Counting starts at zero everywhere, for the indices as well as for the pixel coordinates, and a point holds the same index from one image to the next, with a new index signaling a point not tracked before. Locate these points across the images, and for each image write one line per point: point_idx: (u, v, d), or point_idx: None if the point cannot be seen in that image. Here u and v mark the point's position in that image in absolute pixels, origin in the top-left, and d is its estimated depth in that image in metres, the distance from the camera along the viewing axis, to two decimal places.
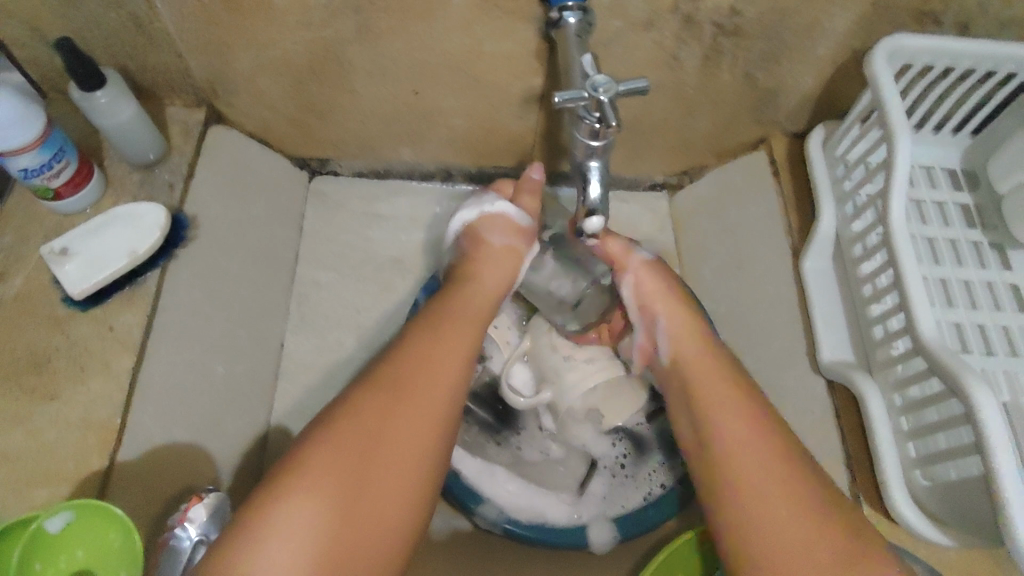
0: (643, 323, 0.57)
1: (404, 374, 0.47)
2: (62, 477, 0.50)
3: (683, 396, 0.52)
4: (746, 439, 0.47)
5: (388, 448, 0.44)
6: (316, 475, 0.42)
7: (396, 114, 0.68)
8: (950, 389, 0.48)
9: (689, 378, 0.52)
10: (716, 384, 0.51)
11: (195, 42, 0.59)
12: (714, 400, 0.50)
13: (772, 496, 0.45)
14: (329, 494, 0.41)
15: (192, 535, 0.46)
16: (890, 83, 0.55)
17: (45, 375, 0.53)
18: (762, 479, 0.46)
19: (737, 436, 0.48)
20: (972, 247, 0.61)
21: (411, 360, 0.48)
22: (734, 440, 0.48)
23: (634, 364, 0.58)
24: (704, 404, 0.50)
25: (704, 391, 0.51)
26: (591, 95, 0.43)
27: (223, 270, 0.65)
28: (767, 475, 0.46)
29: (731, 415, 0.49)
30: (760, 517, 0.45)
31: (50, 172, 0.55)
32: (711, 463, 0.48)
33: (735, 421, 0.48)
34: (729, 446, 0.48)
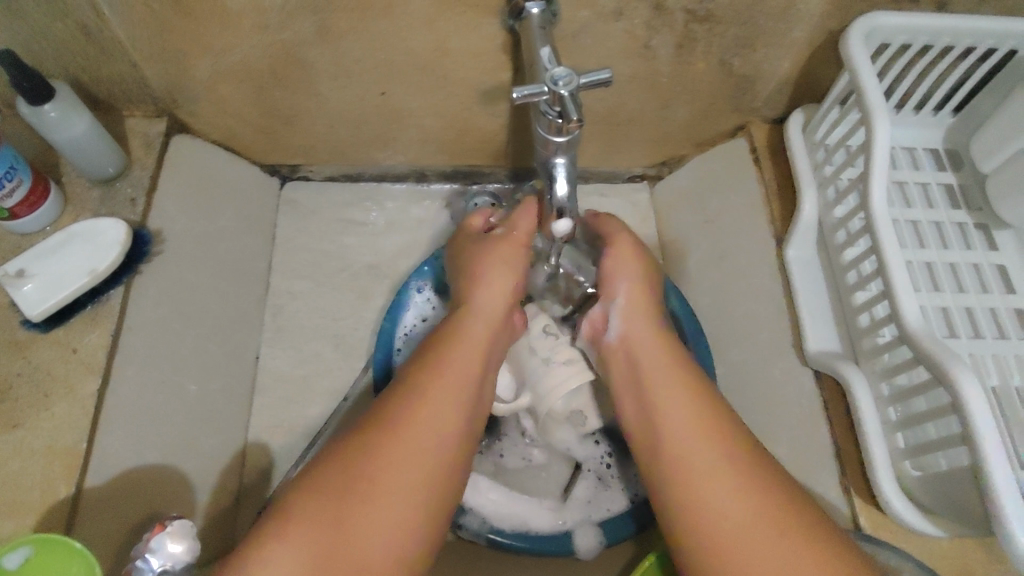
0: (603, 297, 0.54)
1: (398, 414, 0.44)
2: (25, 509, 0.48)
3: (630, 379, 0.50)
4: (690, 436, 0.45)
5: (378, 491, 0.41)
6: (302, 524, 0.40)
7: (365, 116, 0.66)
8: (936, 378, 0.47)
9: (635, 354, 0.51)
10: (659, 358, 0.50)
11: (150, 50, 0.56)
12: (663, 394, 0.48)
13: (737, 506, 0.41)
14: (316, 538, 0.39)
15: (153, 567, 0.43)
16: (867, 65, 0.53)
17: (4, 404, 0.51)
18: (710, 482, 0.43)
19: (684, 432, 0.45)
20: (957, 229, 0.60)
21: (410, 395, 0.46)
22: (676, 436, 0.45)
23: (582, 337, 0.56)
24: (652, 394, 0.48)
25: (652, 365, 0.50)
26: (551, 90, 0.41)
27: (193, 284, 0.63)
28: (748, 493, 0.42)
29: (683, 410, 0.46)
30: (704, 519, 0.42)
31: (2, 191, 0.53)
32: (653, 454, 0.46)
33: (683, 416, 0.46)
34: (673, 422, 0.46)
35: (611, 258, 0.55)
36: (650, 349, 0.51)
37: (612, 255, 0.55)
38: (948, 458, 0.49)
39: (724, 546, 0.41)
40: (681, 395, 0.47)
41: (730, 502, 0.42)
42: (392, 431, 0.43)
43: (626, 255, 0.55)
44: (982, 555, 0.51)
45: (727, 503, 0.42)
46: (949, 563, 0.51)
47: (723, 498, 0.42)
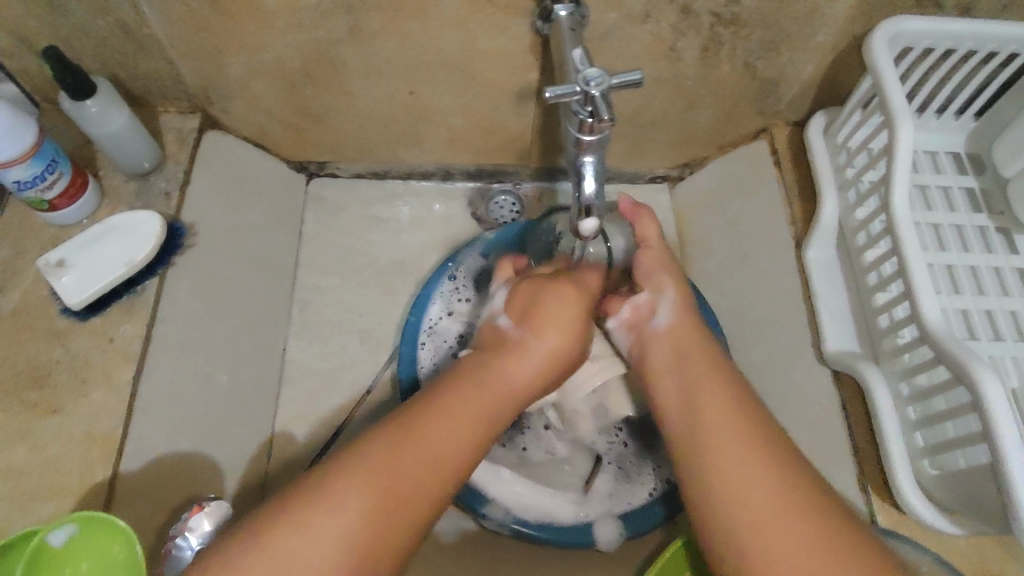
0: (649, 290, 0.57)
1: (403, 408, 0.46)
2: (66, 490, 0.49)
3: (674, 363, 0.52)
4: (726, 415, 0.47)
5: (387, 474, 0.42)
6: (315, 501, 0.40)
7: (393, 115, 0.67)
8: (956, 377, 0.47)
9: (674, 338, 0.54)
10: (706, 365, 0.51)
11: (187, 47, 0.58)
12: (699, 378, 0.50)
13: (768, 496, 0.43)
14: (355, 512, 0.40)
15: (192, 544, 0.45)
16: (890, 68, 0.54)
17: (45, 389, 0.53)
18: (737, 455, 0.45)
19: (718, 410, 0.48)
20: (978, 233, 0.60)
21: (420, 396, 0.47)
22: (710, 414, 0.48)
23: (620, 320, 0.57)
24: (693, 378, 0.50)
25: (698, 366, 0.51)
26: (583, 90, 0.42)
27: (224, 277, 0.64)
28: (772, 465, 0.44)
29: (719, 394, 0.49)
30: (730, 485, 0.44)
31: (44, 183, 0.55)
32: (687, 427, 0.48)
33: (717, 398, 0.48)
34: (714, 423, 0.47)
35: (647, 254, 0.59)
36: (692, 342, 0.53)
37: (654, 254, 0.60)
38: (967, 457, 0.50)
39: (746, 511, 0.43)
40: (717, 380, 0.50)
41: (750, 476, 0.44)
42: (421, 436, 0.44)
43: (662, 261, 0.59)
44: (999, 554, 0.52)
45: (750, 474, 0.44)
46: (967, 562, 0.52)
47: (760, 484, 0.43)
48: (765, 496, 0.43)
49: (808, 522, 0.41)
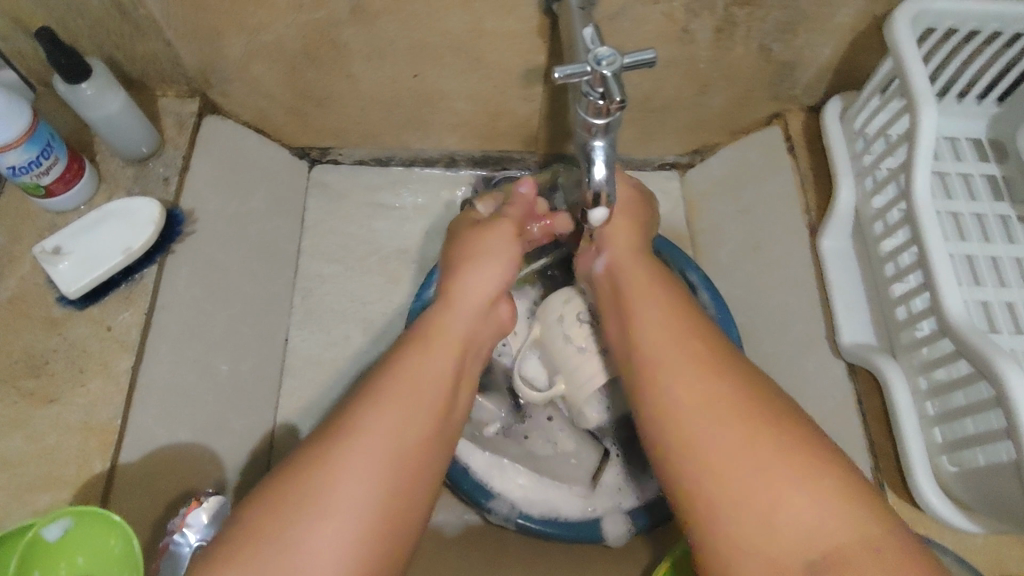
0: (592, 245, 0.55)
1: (387, 391, 0.42)
2: (63, 482, 0.49)
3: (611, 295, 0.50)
4: (662, 333, 0.45)
5: (387, 473, 0.39)
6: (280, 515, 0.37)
7: (397, 98, 0.65)
8: (979, 371, 0.45)
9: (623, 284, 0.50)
10: (643, 284, 0.49)
11: (185, 28, 0.56)
12: (664, 354, 0.43)
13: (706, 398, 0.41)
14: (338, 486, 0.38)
15: (191, 541, 0.44)
16: (912, 49, 0.52)
17: (41, 379, 0.52)
18: (674, 377, 0.42)
19: (687, 387, 0.41)
20: (1000, 222, 0.58)
21: (404, 381, 0.43)
22: (681, 395, 0.41)
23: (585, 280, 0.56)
24: (623, 303, 0.48)
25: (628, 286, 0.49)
26: (594, 69, 0.40)
27: (225, 266, 0.63)
28: (745, 441, 0.38)
29: (652, 314, 0.46)
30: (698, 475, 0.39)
31: (39, 168, 0.53)
32: (628, 359, 0.46)
33: (650, 310, 0.46)
34: (647, 336, 0.45)
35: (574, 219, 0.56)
36: (655, 309, 0.47)
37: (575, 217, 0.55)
38: (987, 454, 0.47)
39: (685, 423, 0.40)
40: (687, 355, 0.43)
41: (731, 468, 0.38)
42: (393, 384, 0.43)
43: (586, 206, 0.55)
44: (1018, 553, 0.50)
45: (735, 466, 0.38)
46: (985, 561, 0.50)
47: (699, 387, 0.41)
48: (702, 415, 0.40)
49: (753, 438, 0.38)
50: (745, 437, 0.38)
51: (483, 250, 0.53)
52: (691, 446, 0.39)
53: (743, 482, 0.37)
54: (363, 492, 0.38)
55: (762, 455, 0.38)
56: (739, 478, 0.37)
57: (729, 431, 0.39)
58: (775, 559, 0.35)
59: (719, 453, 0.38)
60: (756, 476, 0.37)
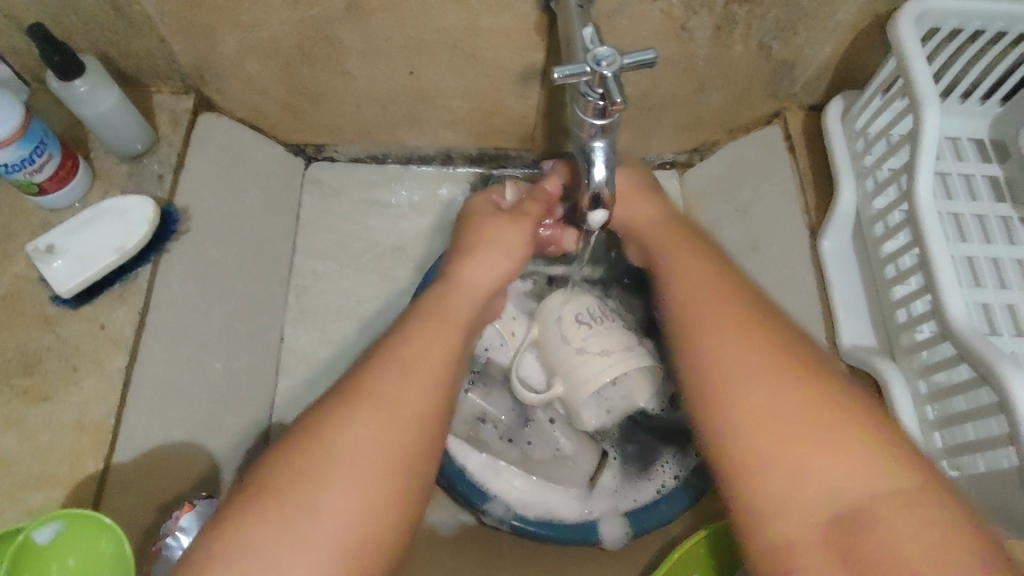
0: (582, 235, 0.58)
1: (396, 364, 0.42)
2: (57, 481, 0.49)
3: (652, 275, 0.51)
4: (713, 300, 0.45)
5: (381, 457, 0.38)
6: (271, 494, 0.36)
7: (394, 95, 0.65)
8: (979, 376, 0.45)
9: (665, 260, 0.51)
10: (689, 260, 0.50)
11: (179, 25, 0.56)
12: (711, 332, 0.44)
13: (754, 359, 0.41)
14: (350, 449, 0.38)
15: (181, 546, 0.45)
16: (916, 49, 0.51)
17: (35, 377, 0.52)
18: (719, 343, 0.43)
19: (740, 366, 0.41)
20: (1001, 224, 0.58)
21: (403, 364, 0.42)
22: (735, 374, 0.41)
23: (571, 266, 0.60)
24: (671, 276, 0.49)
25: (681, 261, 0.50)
26: (594, 70, 0.39)
27: (219, 264, 0.63)
28: (808, 406, 0.39)
29: (703, 284, 0.47)
30: (755, 430, 0.39)
31: (32, 165, 0.53)
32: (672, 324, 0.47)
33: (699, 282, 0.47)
34: (694, 306, 0.46)
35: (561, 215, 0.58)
36: (706, 288, 0.47)
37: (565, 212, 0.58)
38: (989, 460, 0.47)
39: (731, 383, 0.41)
40: (741, 336, 0.43)
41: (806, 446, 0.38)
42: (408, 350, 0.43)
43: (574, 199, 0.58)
44: None
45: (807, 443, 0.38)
46: None
47: (751, 352, 0.42)
48: (747, 376, 0.41)
49: (803, 396, 0.39)
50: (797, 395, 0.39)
51: (485, 241, 0.53)
52: (741, 405, 0.40)
53: (782, 428, 0.38)
54: (361, 469, 0.38)
55: (805, 410, 0.39)
56: (783, 434, 0.38)
57: (780, 389, 0.40)
58: (798, 508, 0.37)
59: (767, 407, 0.39)
60: (798, 430, 0.38)
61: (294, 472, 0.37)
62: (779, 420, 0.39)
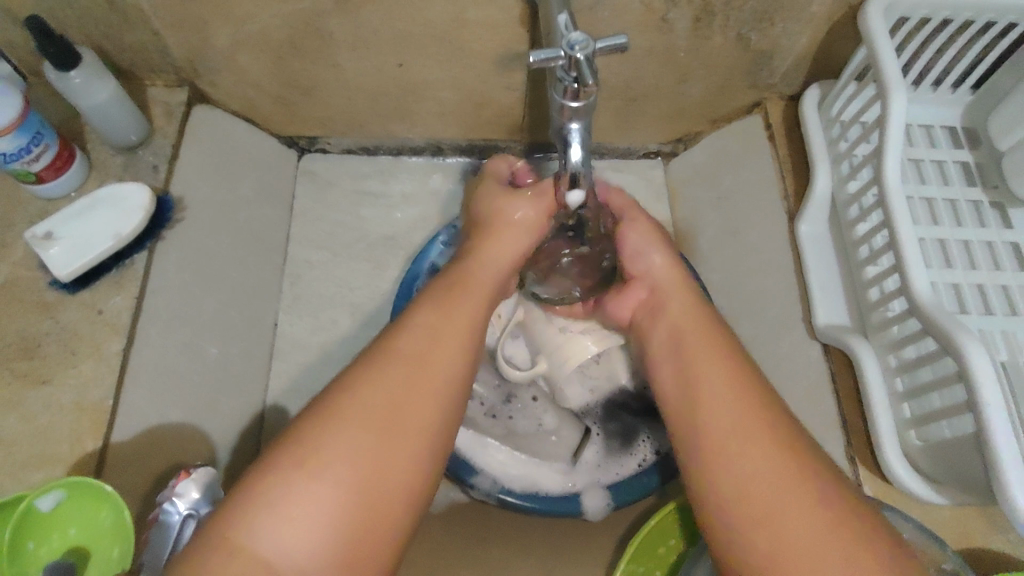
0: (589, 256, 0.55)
1: (402, 374, 0.42)
2: (56, 460, 0.50)
3: (673, 350, 0.49)
4: (720, 393, 0.44)
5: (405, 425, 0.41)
6: (298, 463, 0.38)
7: (384, 87, 0.66)
8: (943, 348, 0.47)
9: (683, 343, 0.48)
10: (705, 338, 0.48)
11: (173, 19, 0.57)
12: (729, 421, 0.43)
13: (766, 463, 0.41)
14: (345, 468, 0.38)
15: (180, 510, 0.47)
16: (885, 38, 0.53)
17: (34, 361, 0.53)
18: (736, 448, 0.42)
19: (759, 471, 0.41)
20: (972, 207, 0.60)
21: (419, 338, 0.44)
22: (755, 486, 0.40)
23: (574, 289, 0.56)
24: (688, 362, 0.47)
25: (693, 343, 0.48)
26: (567, 54, 0.41)
27: (214, 251, 0.64)
28: (817, 508, 0.39)
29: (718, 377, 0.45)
30: (761, 535, 0.39)
31: (30, 155, 0.54)
32: (687, 417, 0.45)
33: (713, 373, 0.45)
34: (709, 403, 0.44)
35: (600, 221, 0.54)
36: (725, 374, 0.45)
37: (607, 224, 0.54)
38: (953, 428, 0.50)
39: (751, 497, 0.40)
40: (758, 433, 0.42)
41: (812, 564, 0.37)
42: (416, 345, 0.44)
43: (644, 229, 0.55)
44: (983, 525, 0.52)
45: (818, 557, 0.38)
46: (950, 533, 0.52)
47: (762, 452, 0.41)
48: (764, 486, 0.40)
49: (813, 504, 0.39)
50: (809, 504, 0.39)
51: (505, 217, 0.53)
52: (757, 517, 0.40)
53: (788, 532, 0.39)
54: (348, 494, 0.38)
55: (818, 522, 0.38)
56: (794, 547, 0.38)
57: (796, 496, 0.39)
58: None
59: (777, 520, 0.39)
60: (809, 539, 0.38)
61: (320, 445, 0.39)
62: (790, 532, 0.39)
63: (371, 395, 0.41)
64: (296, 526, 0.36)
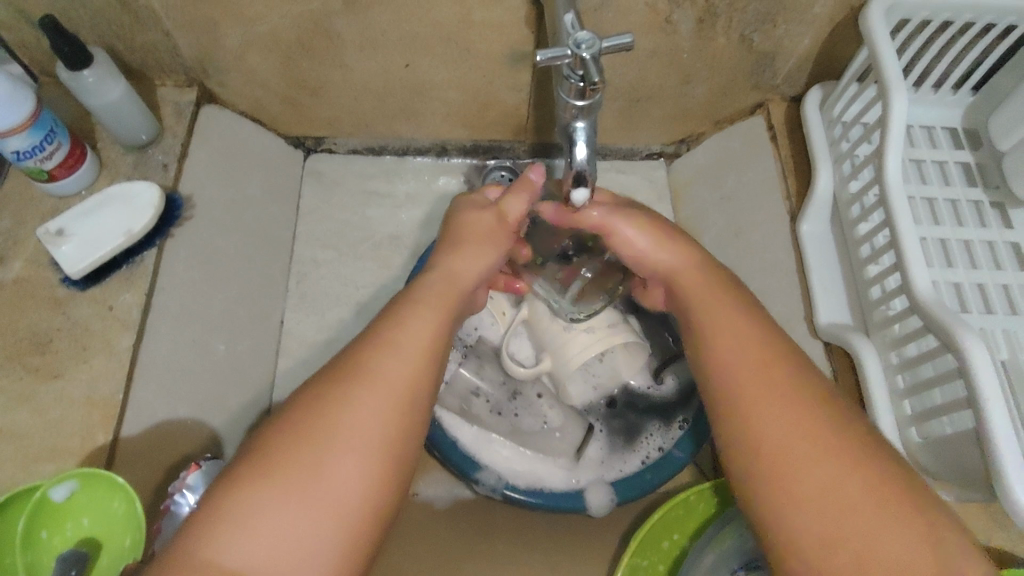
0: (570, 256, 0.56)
1: (390, 358, 0.42)
2: (68, 454, 0.51)
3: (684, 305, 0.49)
4: (747, 349, 0.44)
5: (377, 447, 0.39)
6: (263, 488, 0.37)
7: (391, 87, 0.67)
8: (945, 345, 0.48)
9: (692, 299, 0.48)
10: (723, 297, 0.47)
11: (184, 19, 0.58)
12: (760, 384, 0.42)
13: (801, 424, 0.40)
14: (347, 453, 0.39)
15: (190, 501, 0.49)
16: (886, 38, 0.54)
17: (46, 355, 0.54)
18: (771, 406, 0.41)
19: (796, 430, 0.40)
20: (972, 208, 0.60)
21: (393, 355, 0.42)
22: (794, 444, 0.40)
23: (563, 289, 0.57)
24: (709, 321, 0.46)
25: (710, 301, 0.47)
26: (574, 53, 0.42)
27: (222, 250, 0.65)
28: (857, 467, 0.39)
29: (743, 334, 0.45)
30: (803, 498, 0.39)
31: (42, 153, 0.55)
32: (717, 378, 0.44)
33: (734, 328, 0.45)
34: (735, 360, 0.44)
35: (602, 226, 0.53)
36: (747, 329, 0.45)
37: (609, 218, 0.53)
38: (954, 424, 0.50)
39: (789, 452, 0.40)
40: (791, 389, 0.42)
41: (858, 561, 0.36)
42: (403, 330, 0.43)
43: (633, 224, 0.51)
44: (986, 523, 0.53)
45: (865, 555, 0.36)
46: None
47: (796, 412, 0.41)
48: (802, 445, 0.40)
49: (857, 463, 0.39)
50: (850, 462, 0.39)
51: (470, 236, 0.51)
52: (794, 475, 0.39)
53: (834, 485, 0.38)
54: (352, 481, 0.38)
55: (852, 477, 0.38)
56: (839, 505, 0.38)
57: (834, 458, 0.39)
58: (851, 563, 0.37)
59: (815, 476, 0.39)
60: (853, 498, 0.38)
61: (315, 432, 0.39)
62: (829, 491, 0.38)
63: (364, 382, 0.41)
64: (302, 514, 0.37)
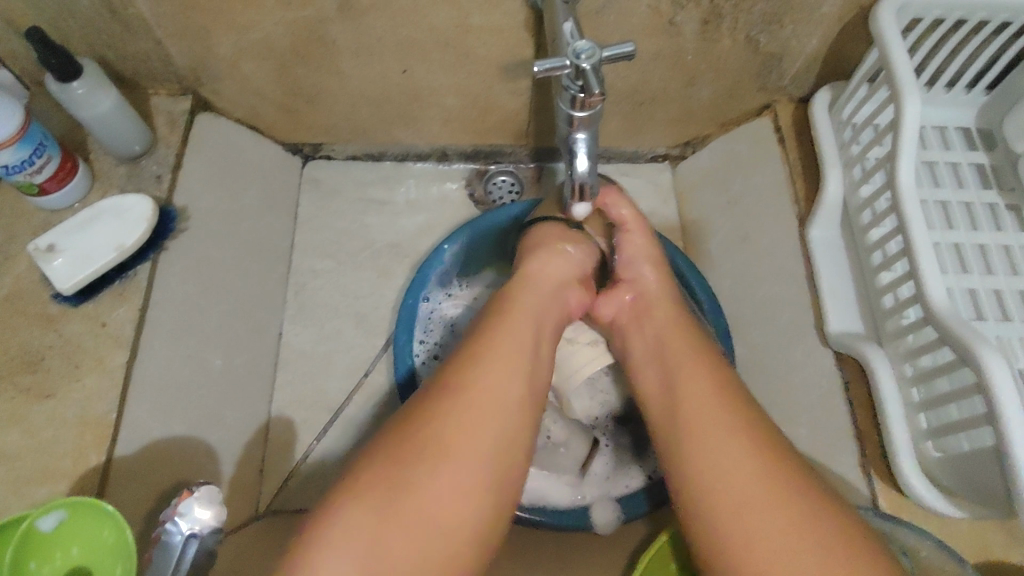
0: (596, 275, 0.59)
1: (471, 390, 0.41)
2: (59, 474, 0.49)
3: (655, 351, 0.50)
4: (702, 389, 0.45)
5: (459, 475, 0.39)
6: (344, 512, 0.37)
7: (389, 93, 0.66)
8: (961, 359, 0.46)
9: (669, 347, 0.50)
10: (687, 344, 0.49)
11: (175, 27, 0.57)
12: (708, 424, 0.44)
13: (747, 464, 0.41)
14: (414, 483, 0.38)
15: (181, 530, 0.46)
16: (897, 38, 0.52)
17: (37, 374, 0.53)
18: (715, 445, 0.43)
19: (739, 475, 0.41)
20: (987, 210, 0.58)
21: (490, 359, 0.43)
22: (731, 487, 0.41)
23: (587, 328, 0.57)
24: (672, 364, 0.48)
25: (678, 347, 0.49)
26: (574, 62, 0.40)
27: (218, 261, 0.64)
28: (802, 518, 0.39)
29: (698, 381, 0.46)
30: (740, 541, 0.39)
31: (32, 167, 0.54)
32: (668, 419, 0.46)
33: (693, 371, 0.47)
34: (691, 395, 0.46)
35: (627, 237, 0.58)
36: (708, 371, 0.47)
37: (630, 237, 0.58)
38: (971, 440, 0.49)
39: (721, 498, 0.41)
40: (737, 432, 0.43)
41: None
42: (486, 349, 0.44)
43: (641, 239, 0.58)
44: (1005, 540, 0.51)
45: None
46: (970, 547, 0.51)
47: (740, 452, 0.42)
48: (739, 489, 0.41)
49: (804, 513, 0.39)
50: (792, 508, 0.39)
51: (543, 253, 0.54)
52: (728, 513, 0.40)
53: (772, 530, 0.39)
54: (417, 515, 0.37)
55: (790, 522, 0.39)
56: (767, 548, 0.39)
57: (776, 501, 0.40)
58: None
59: (749, 518, 0.40)
60: (791, 547, 0.38)
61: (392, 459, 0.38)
62: (771, 537, 0.39)
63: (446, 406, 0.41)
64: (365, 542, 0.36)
